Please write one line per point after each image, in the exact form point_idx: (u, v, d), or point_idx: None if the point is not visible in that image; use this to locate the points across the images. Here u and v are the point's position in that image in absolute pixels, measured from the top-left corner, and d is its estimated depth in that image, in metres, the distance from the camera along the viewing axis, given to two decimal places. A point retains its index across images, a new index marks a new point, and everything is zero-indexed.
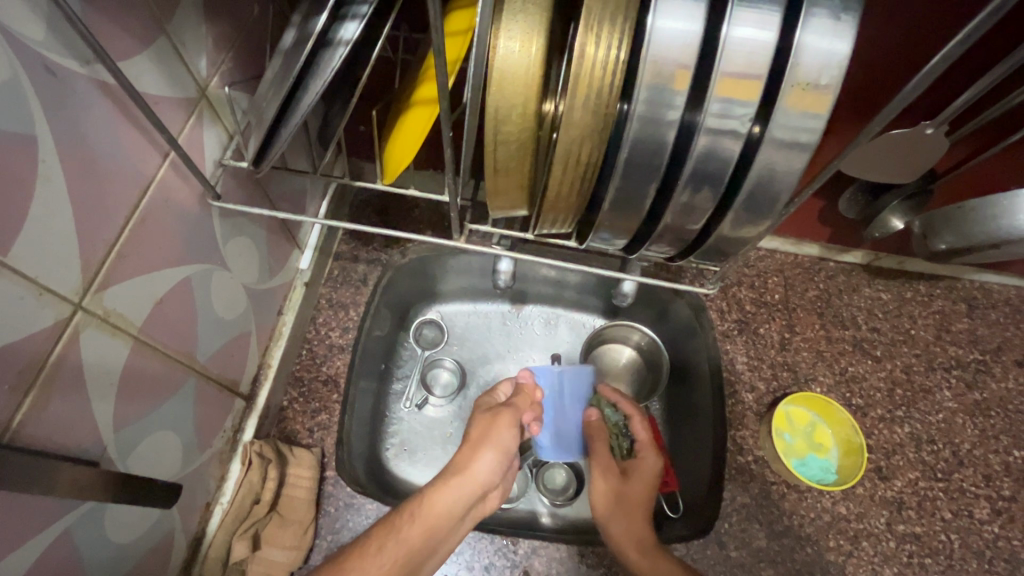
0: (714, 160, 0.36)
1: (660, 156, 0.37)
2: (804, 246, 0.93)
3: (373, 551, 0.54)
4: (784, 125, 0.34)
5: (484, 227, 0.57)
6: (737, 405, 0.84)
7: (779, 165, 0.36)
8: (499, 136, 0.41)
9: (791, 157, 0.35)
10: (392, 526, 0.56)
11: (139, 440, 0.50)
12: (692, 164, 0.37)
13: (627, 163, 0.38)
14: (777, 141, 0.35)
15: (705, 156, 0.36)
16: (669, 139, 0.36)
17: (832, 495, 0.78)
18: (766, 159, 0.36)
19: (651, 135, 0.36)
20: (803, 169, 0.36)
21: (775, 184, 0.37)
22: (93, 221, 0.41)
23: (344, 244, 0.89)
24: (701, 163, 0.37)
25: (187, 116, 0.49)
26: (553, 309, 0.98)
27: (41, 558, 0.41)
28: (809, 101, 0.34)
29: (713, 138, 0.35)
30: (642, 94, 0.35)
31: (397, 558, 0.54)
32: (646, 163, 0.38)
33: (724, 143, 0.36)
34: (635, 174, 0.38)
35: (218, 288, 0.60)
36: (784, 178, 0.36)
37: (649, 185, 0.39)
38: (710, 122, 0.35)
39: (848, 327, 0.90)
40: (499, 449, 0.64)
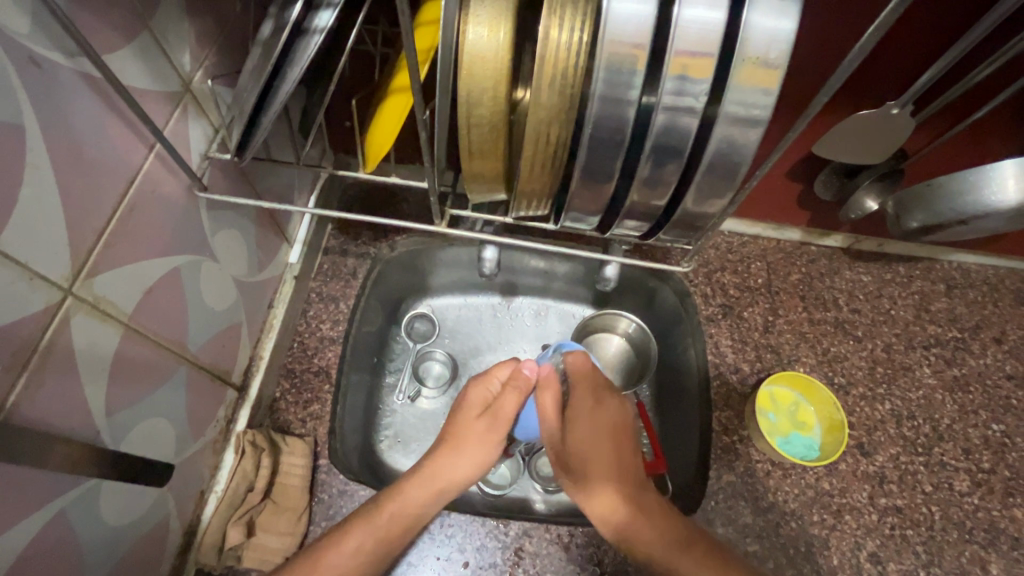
0: (674, 136, 0.38)
1: (624, 132, 0.39)
2: (786, 231, 0.95)
3: (353, 545, 0.59)
4: (737, 101, 0.36)
5: (465, 212, 0.57)
6: (723, 387, 0.86)
7: (735, 139, 0.38)
8: (471, 119, 0.43)
9: (745, 131, 0.37)
10: (369, 518, 0.61)
11: (132, 425, 0.51)
12: (653, 140, 0.39)
13: (593, 140, 0.39)
14: (730, 116, 0.37)
15: (665, 133, 0.38)
16: (630, 116, 0.38)
17: (816, 471, 0.80)
18: (724, 134, 0.38)
19: (614, 113, 0.38)
20: (758, 141, 0.38)
21: (734, 155, 0.39)
22: (82, 210, 0.42)
23: (333, 239, 0.91)
24: (662, 139, 0.38)
25: (171, 108, 0.50)
26: (542, 300, 0.99)
27: (39, 534, 0.42)
28: (759, 77, 0.36)
29: (671, 114, 0.37)
30: (602, 74, 0.36)
31: (370, 546, 0.60)
32: (611, 140, 0.39)
33: (682, 119, 0.37)
34: (601, 151, 0.40)
35: (207, 279, 0.61)
36: (741, 149, 0.38)
37: (615, 162, 0.41)
38: (667, 98, 0.37)
39: (830, 309, 0.92)
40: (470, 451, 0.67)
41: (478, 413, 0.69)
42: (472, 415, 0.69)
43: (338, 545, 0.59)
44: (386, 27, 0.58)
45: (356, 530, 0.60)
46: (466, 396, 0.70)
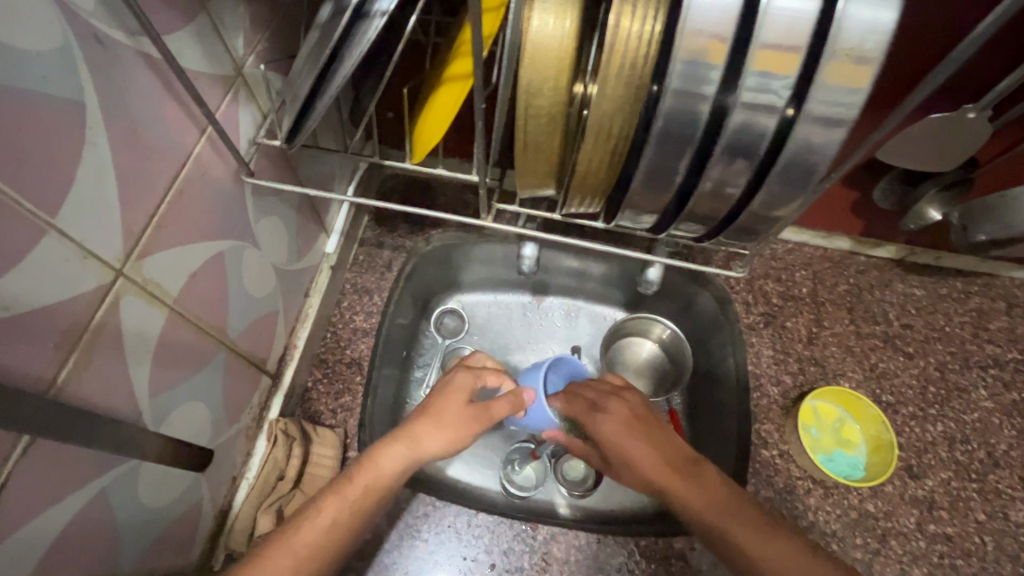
0: (747, 136, 0.36)
1: (694, 131, 0.37)
2: (834, 240, 0.91)
3: (324, 520, 0.52)
4: (822, 100, 0.34)
5: (511, 206, 0.56)
6: (762, 399, 0.82)
7: (813, 142, 0.36)
8: (530, 110, 0.41)
9: (824, 132, 0.35)
10: (341, 488, 0.54)
11: (171, 409, 0.51)
12: (727, 140, 0.37)
13: (660, 138, 0.38)
14: (814, 116, 0.34)
15: (739, 132, 0.36)
16: (704, 112, 0.36)
17: (860, 492, 0.76)
18: (804, 135, 0.35)
19: (684, 109, 0.36)
20: (841, 142, 0.35)
21: (810, 158, 0.36)
22: (135, 191, 0.42)
23: (369, 231, 0.90)
24: (734, 139, 0.37)
25: (223, 93, 0.50)
26: (573, 301, 0.97)
27: (81, 511, 0.43)
28: (848, 75, 0.33)
29: (747, 111, 0.35)
30: (677, 68, 0.34)
31: (341, 519, 0.52)
32: (680, 136, 0.37)
33: (760, 119, 0.35)
34: (670, 149, 0.38)
35: (248, 265, 0.61)
36: (821, 151, 0.36)
37: (680, 161, 0.39)
38: (745, 94, 0.34)
39: (879, 323, 0.87)
40: (446, 424, 0.60)
41: (465, 399, 0.63)
42: (457, 396, 0.63)
43: (312, 520, 0.51)
44: (439, 18, 0.57)
45: (328, 504, 0.53)
46: (456, 378, 0.64)
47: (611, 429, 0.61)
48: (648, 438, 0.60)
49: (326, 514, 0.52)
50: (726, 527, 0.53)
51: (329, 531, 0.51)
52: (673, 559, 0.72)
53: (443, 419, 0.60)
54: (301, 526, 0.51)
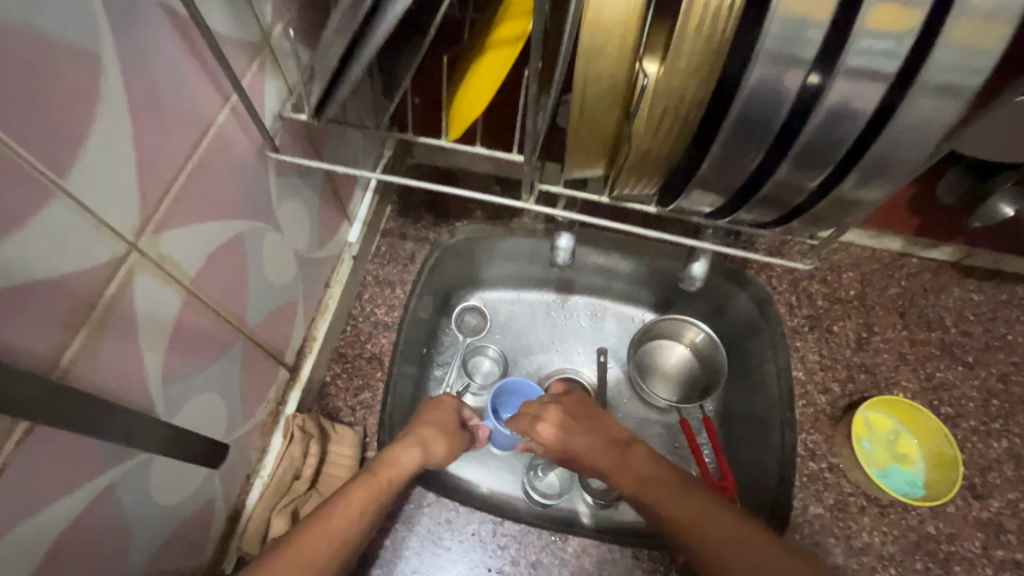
0: (846, 113, 0.33)
1: (785, 98, 0.33)
2: (885, 240, 0.85)
3: (354, 505, 0.57)
4: (942, 67, 0.30)
5: (554, 188, 0.52)
6: (809, 408, 0.77)
7: (925, 117, 0.32)
8: (590, 72, 0.36)
9: (940, 106, 0.32)
10: (364, 480, 0.60)
11: (186, 399, 0.48)
12: (825, 110, 0.33)
13: (744, 107, 0.34)
14: (936, 86, 0.31)
15: (841, 103, 0.33)
16: (797, 79, 0.32)
17: (919, 512, 0.70)
18: (919, 109, 0.32)
19: (773, 76, 0.32)
20: (954, 122, 0.32)
21: (917, 136, 0.33)
22: (153, 158, 0.38)
23: (391, 221, 0.86)
24: (832, 113, 0.33)
25: (249, 60, 0.47)
26: (600, 301, 0.92)
27: (87, 508, 0.39)
28: (981, 36, 0.29)
29: (852, 80, 0.32)
30: (773, 26, 0.31)
31: (366, 507, 0.58)
32: (768, 101, 0.33)
33: (864, 90, 0.32)
34: (750, 121, 0.34)
35: (269, 249, 0.57)
36: (931, 120, 0.32)
37: (764, 134, 0.35)
38: (852, 60, 0.31)
39: (935, 329, 0.81)
40: (446, 431, 0.69)
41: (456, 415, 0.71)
42: (450, 412, 0.71)
43: (342, 508, 0.56)
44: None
45: (356, 491, 0.58)
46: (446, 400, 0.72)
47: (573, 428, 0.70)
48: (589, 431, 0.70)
49: (357, 499, 0.58)
50: (652, 495, 0.61)
51: (356, 519, 0.56)
52: None
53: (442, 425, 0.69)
54: (332, 513, 0.55)
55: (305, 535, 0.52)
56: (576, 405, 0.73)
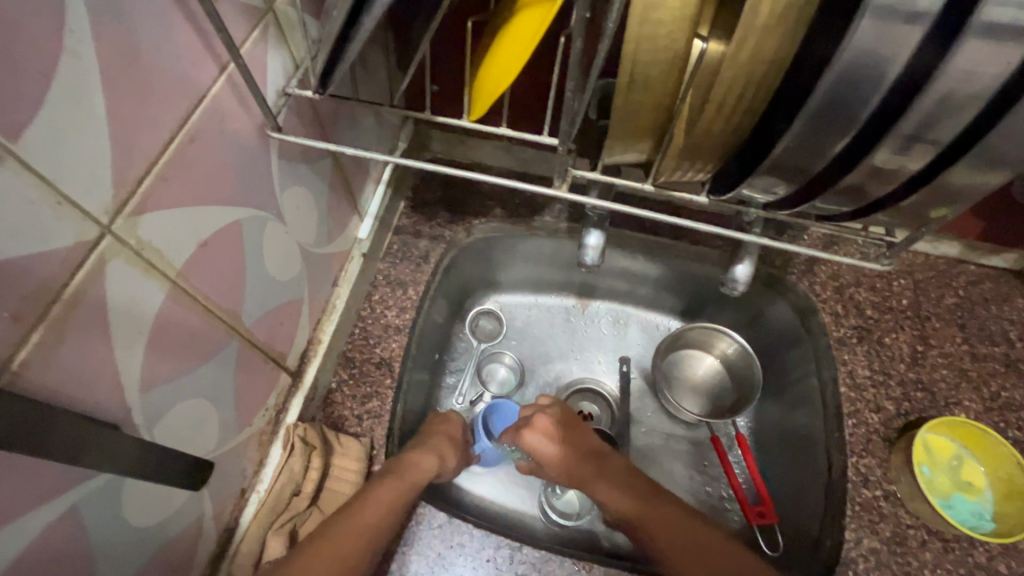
0: (971, 82, 0.26)
1: (895, 59, 0.26)
2: (941, 245, 0.78)
3: (382, 497, 0.56)
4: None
5: (589, 174, 0.46)
6: (859, 428, 0.69)
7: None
8: (645, 29, 0.30)
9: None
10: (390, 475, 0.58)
11: (169, 407, 0.42)
12: (944, 74, 0.26)
13: (840, 71, 0.27)
14: None
15: (969, 62, 0.26)
16: (913, 34, 0.25)
17: (988, 549, 0.63)
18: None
19: (884, 30, 0.25)
20: None
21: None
22: (132, 127, 0.33)
23: (405, 218, 0.80)
24: (952, 81, 0.26)
25: (249, 27, 0.42)
26: (623, 307, 0.86)
27: (42, 534, 0.33)
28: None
29: (985, 38, 0.25)
30: None
31: (396, 502, 0.56)
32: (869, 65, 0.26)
33: (1000, 47, 0.25)
34: (847, 89, 0.27)
35: (270, 242, 0.52)
36: None
37: (866, 104, 0.28)
38: (993, 10, 0.24)
39: (999, 344, 0.74)
40: (457, 444, 0.65)
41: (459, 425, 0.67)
42: (455, 421, 0.67)
43: (366, 501, 0.55)
44: None
45: (383, 486, 0.57)
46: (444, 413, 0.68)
47: (558, 439, 0.64)
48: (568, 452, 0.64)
49: (387, 491, 0.56)
50: (647, 521, 0.59)
51: (388, 506, 0.56)
52: None
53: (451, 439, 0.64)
54: (363, 506, 0.55)
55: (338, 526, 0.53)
56: (559, 418, 0.66)
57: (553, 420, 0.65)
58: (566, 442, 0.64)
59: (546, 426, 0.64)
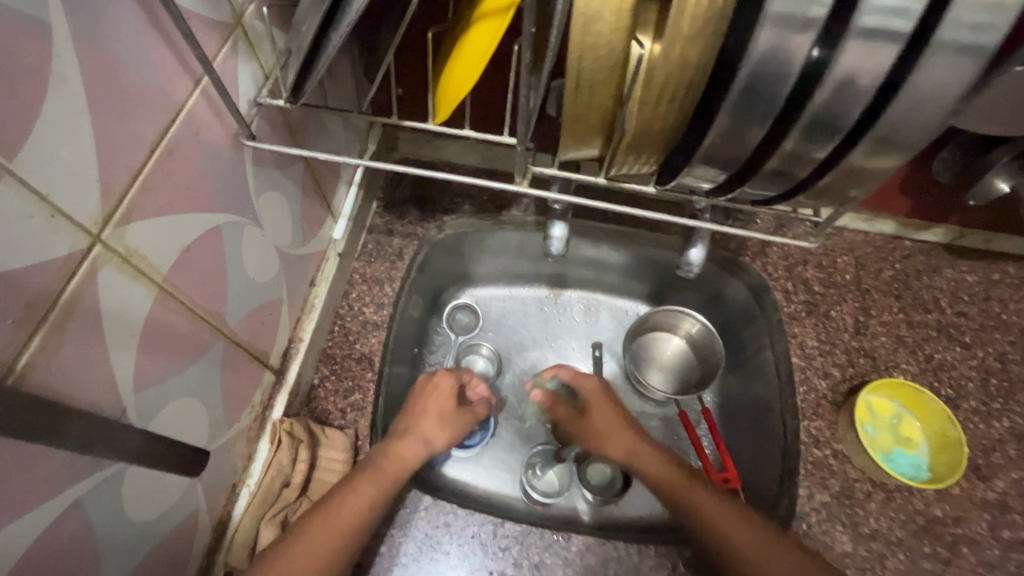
0: (857, 79, 0.31)
1: (794, 64, 0.30)
2: (878, 223, 0.85)
3: (363, 496, 0.58)
4: (959, 23, 0.28)
5: (548, 171, 0.50)
6: (810, 394, 0.75)
7: (946, 74, 0.30)
8: (587, 41, 0.34)
9: (960, 64, 0.30)
10: (369, 473, 0.59)
11: (161, 406, 0.44)
12: (834, 77, 0.31)
13: (751, 73, 0.31)
14: (952, 46, 0.29)
15: (852, 67, 0.30)
16: (807, 42, 0.30)
17: (925, 496, 0.69)
18: (939, 71, 0.30)
19: (783, 38, 0.30)
20: (974, 80, 0.30)
21: (936, 98, 0.31)
22: (115, 142, 0.36)
23: (377, 218, 0.83)
24: (843, 79, 0.31)
25: (221, 42, 0.44)
26: (593, 295, 0.90)
27: (51, 527, 0.36)
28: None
29: (866, 42, 0.29)
30: None
31: (378, 494, 0.59)
32: (772, 73, 0.31)
33: (879, 50, 0.30)
34: (756, 89, 0.32)
35: (249, 245, 0.54)
36: (945, 88, 0.31)
37: (777, 100, 0.32)
38: (867, 19, 0.29)
39: (932, 311, 0.81)
40: (447, 418, 0.66)
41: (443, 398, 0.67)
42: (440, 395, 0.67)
43: (347, 497, 0.57)
44: None
45: (364, 482, 0.59)
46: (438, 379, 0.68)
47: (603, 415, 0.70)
48: (610, 431, 0.68)
49: (366, 490, 0.58)
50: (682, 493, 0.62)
51: (371, 503, 0.58)
52: None
53: (437, 416, 0.66)
54: (339, 506, 0.56)
55: (305, 535, 0.54)
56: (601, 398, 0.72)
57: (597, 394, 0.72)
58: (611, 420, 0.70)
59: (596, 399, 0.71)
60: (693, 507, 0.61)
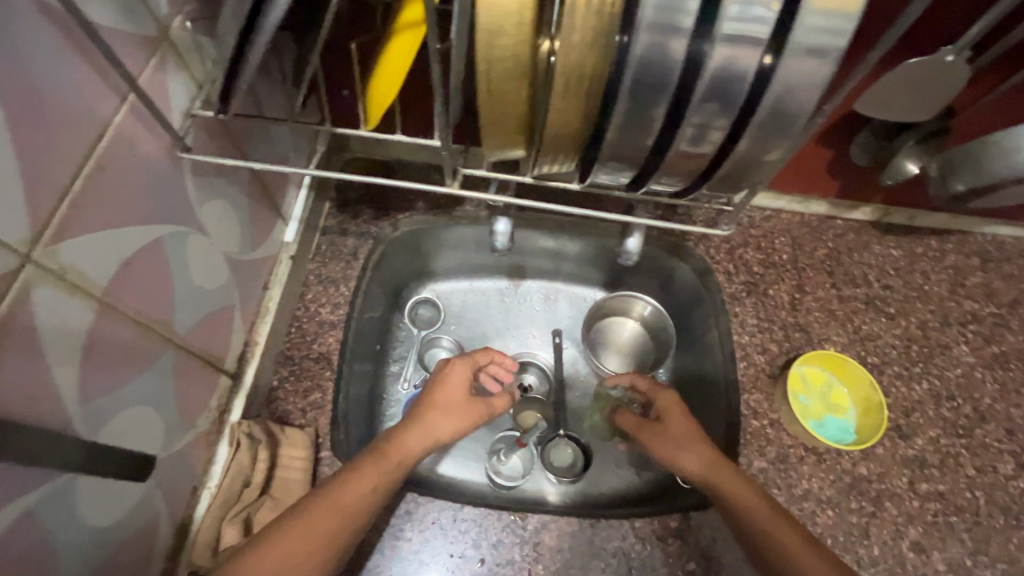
0: (730, 79, 0.35)
1: (673, 70, 0.34)
2: (811, 204, 0.90)
3: (366, 486, 0.57)
4: (808, 31, 0.33)
5: (478, 171, 0.51)
6: (749, 368, 0.80)
7: (802, 76, 0.35)
8: (492, 53, 0.37)
9: (814, 66, 0.34)
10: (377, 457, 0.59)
11: (112, 415, 0.46)
12: (709, 81, 0.35)
13: (635, 79, 0.35)
14: (805, 49, 0.34)
15: (722, 70, 0.35)
16: (680, 49, 0.33)
17: (852, 456, 0.75)
18: (799, 72, 0.34)
19: (658, 48, 0.33)
20: (830, 79, 0.35)
21: (799, 97, 0.35)
22: (40, 163, 0.37)
23: (330, 219, 0.84)
24: (716, 80, 0.35)
25: (147, 57, 0.45)
26: (552, 283, 0.93)
27: (3, 537, 0.37)
28: (839, 1, 0.32)
29: (731, 46, 0.33)
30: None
31: (380, 484, 0.58)
32: (655, 81, 0.35)
33: (744, 54, 0.34)
34: (642, 93, 0.35)
35: (195, 253, 0.55)
36: (809, 87, 0.35)
37: (659, 105, 0.36)
38: (727, 26, 0.33)
39: (861, 285, 0.86)
40: (450, 411, 0.65)
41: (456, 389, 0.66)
42: (451, 384, 0.66)
43: (350, 482, 0.56)
44: None
45: (368, 467, 0.58)
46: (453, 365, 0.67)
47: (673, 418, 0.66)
48: (695, 443, 0.64)
49: (370, 476, 0.57)
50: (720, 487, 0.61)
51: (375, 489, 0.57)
52: (669, 539, 0.69)
53: (443, 407, 0.64)
54: (338, 490, 0.56)
55: (316, 509, 0.54)
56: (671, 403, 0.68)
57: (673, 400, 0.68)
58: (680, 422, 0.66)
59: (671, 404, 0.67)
60: (774, 539, 0.57)
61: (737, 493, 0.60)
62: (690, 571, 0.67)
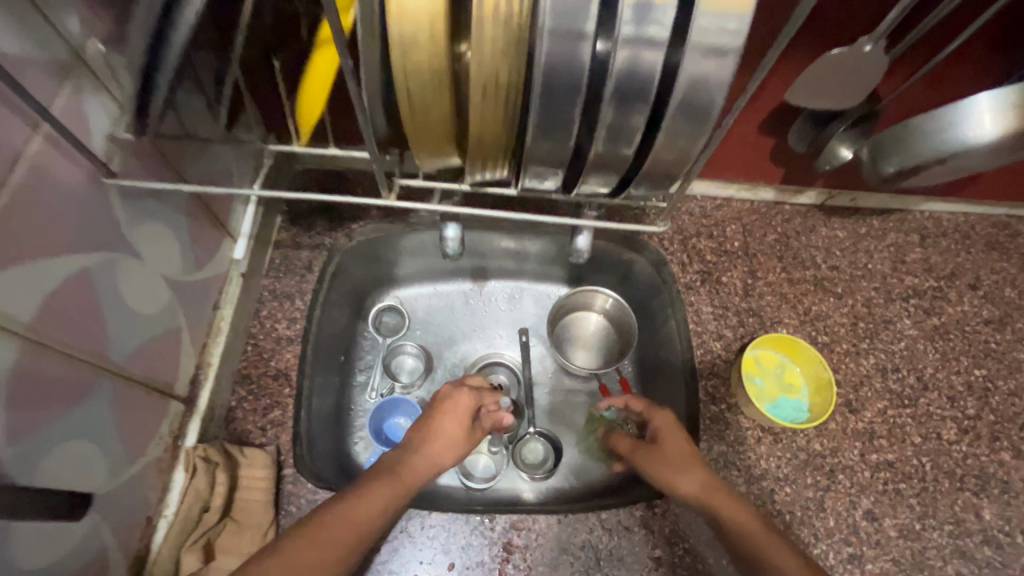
0: (636, 76, 0.36)
1: (581, 73, 0.36)
2: (759, 191, 0.92)
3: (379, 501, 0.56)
4: (707, 30, 0.35)
5: (412, 180, 0.52)
6: (705, 355, 0.82)
7: (707, 73, 0.36)
8: (408, 66, 0.37)
9: (717, 63, 0.36)
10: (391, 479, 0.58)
11: (42, 453, 0.46)
12: (615, 83, 0.37)
13: (545, 81, 0.36)
14: (705, 47, 0.35)
15: (628, 71, 0.36)
16: (586, 54, 0.35)
17: (806, 433, 0.78)
18: (703, 70, 0.36)
19: (565, 54, 0.35)
20: (732, 75, 0.36)
21: (705, 93, 0.37)
22: None
23: (282, 232, 0.82)
24: (623, 79, 0.37)
25: (58, 83, 0.44)
26: (516, 283, 0.94)
27: None
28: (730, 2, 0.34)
29: (630, 48, 0.35)
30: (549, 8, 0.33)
31: (390, 502, 0.56)
32: (566, 87, 0.36)
33: (646, 54, 0.36)
34: (554, 97, 0.37)
35: (129, 279, 0.54)
36: (715, 83, 0.37)
37: (573, 109, 0.38)
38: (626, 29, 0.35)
39: (809, 267, 0.89)
40: (455, 442, 0.64)
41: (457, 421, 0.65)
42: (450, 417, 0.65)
43: (364, 495, 0.55)
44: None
45: (380, 486, 0.57)
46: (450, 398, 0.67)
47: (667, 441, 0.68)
48: (690, 466, 0.65)
49: (386, 491, 0.57)
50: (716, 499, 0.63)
51: (387, 503, 0.56)
52: (635, 528, 0.70)
53: (450, 437, 0.64)
54: (355, 505, 0.54)
55: (349, 504, 0.54)
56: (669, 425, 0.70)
57: (670, 422, 0.69)
58: (671, 443, 0.68)
59: (665, 424, 0.69)
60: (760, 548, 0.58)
61: (735, 518, 0.61)
62: (656, 557, 0.69)
